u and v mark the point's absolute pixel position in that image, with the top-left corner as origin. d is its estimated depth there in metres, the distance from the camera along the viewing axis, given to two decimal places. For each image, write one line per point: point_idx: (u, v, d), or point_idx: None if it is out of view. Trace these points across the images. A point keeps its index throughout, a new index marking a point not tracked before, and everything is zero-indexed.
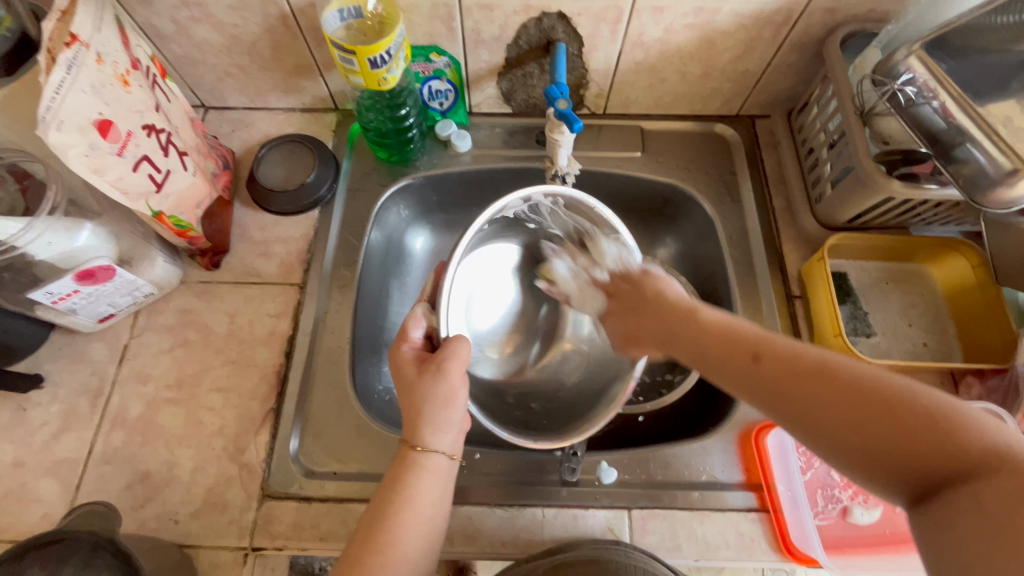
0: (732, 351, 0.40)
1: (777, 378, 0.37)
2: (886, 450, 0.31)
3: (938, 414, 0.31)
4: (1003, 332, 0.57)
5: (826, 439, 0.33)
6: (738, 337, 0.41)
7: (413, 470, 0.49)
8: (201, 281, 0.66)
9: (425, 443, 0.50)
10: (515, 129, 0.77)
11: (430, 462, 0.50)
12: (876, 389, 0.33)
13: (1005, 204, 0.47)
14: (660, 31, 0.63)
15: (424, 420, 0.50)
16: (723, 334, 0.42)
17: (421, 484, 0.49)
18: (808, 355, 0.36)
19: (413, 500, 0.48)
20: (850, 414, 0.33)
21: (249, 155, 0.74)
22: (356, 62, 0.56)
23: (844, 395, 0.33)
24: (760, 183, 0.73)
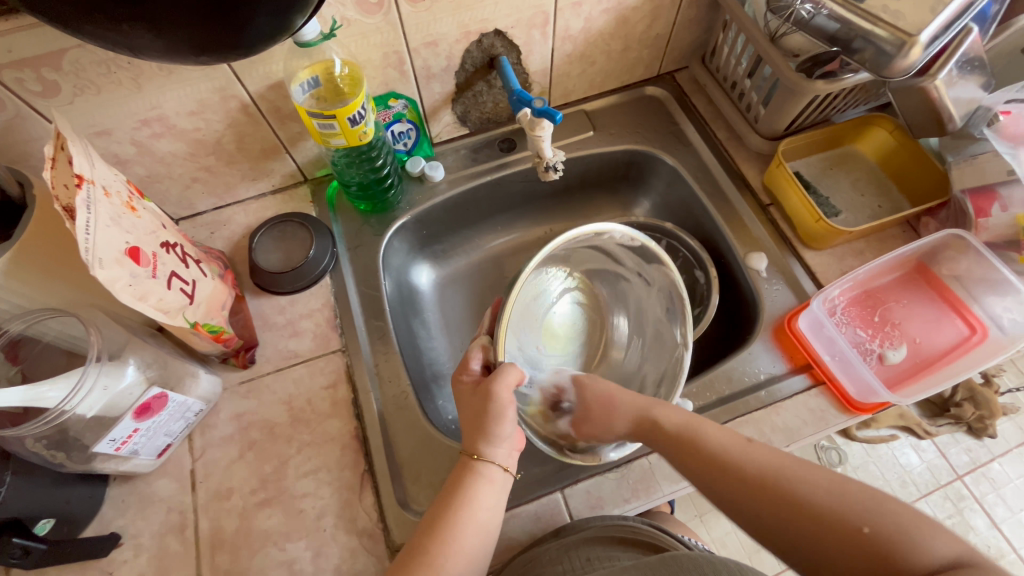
0: (743, 479, 0.52)
1: (749, 488, 0.51)
2: (829, 545, 0.46)
3: (877, 536, 0.44)
4: (933, 172, 0.69)
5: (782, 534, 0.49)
6: (744, 457, 0.53)
7: (471, 475, 0.54)
8: (243, 381, 0.65)
9: (483, 453, 0.55)
10: (477, 145, 0.83)
11: (487, 471, 0.54)
12: (832, 517, 0.46)
13: (905, 71, 0.57)
14: (582, 21, 0.71)
15: (481, 432, 0.55)
16: (731, 459, 0.53)
17: (478, 489, 0.53)
18: (772, 480, 0.50)
19: (471, 502, 0.52)
20: (816, 539, 0.46)
21: (238, 250, 0.74)
22: (337, 124, 0.60)
23: (806, 513, 0.47)
24: (699, 123, 0.83)
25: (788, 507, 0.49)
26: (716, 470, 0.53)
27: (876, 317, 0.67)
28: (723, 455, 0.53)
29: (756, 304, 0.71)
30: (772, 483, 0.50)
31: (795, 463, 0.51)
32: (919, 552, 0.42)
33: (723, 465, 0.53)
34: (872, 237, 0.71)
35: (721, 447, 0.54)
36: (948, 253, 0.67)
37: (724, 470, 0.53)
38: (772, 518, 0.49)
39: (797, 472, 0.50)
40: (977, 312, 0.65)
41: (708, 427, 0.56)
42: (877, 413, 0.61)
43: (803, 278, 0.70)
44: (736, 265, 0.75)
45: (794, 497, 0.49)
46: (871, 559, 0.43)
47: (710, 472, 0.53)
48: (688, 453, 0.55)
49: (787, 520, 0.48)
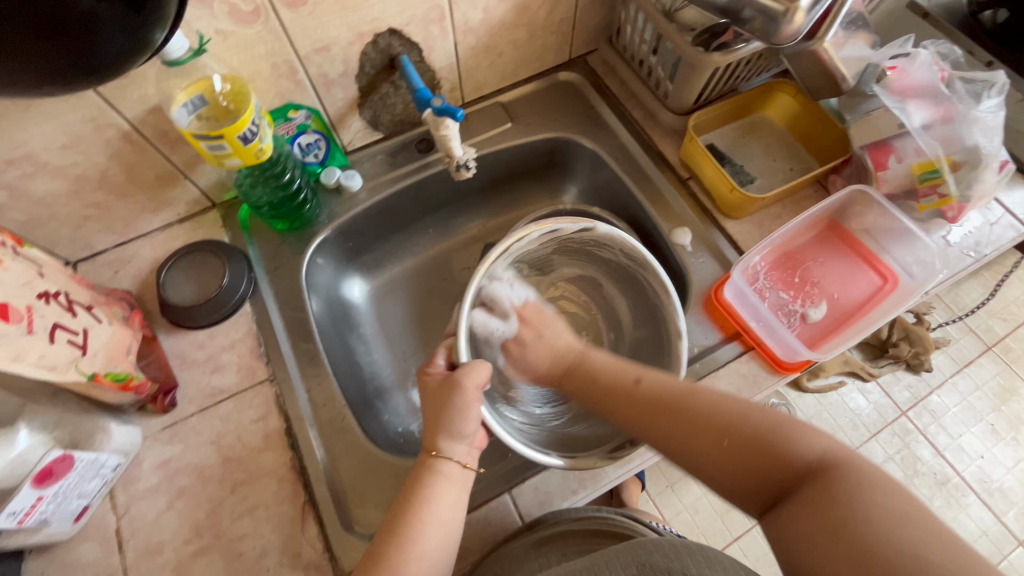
0: (636, 400, 0.54)
1: (649, 404, 0.53)
2: (718, 453, 0.48)
3: (762, 436, 0.46)
4: (835, 131, 0.72)
5: (679, 447, 0.50)
6: (637, 386, 0.55)
7: (428, 473, 0.53)
8: (166, 427, 0.61)
9: (442, 450, 0.54)
10: (394, 149, 0.80)
11: (446, 469, 0.53)
12: (724, 422, 0.48)
13: (792, 36, 0.58)
14: (481, 13, 0.69)
15: (442, 428, 0.54)
16: (623, 393, 0.56)
17: (436, 487, 0.52)
18: (673, 393, 0.52)
19: (431, 501, 0.51)
20: (703, 448, 0.49)
21: (147, 286, 0.69)
22: (227, 144, 0.56)
23: (699, 421, 0.50)
24: (616, 104, 0.83)
25: (677, 420, 0.51)
26: (613, 402, 0.56)
27: (796, 278, 0.69)
28: (618, 391, 0.57)
29: (685, 278, 0.72)
30: (666, 399, 0.52)
31: (690, 385, 0.53)
32: (796, 448, 0.45)
33: (626, 389, 0.56)
34: (787, 200, 0.73)
35: (619, 381, 0.57)
36: (856, 209, 0.69)
37: (620, 404, 0.55)
38: (668, 433, 0.51)
39: (690, 394, 0.52)
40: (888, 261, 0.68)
41: (610, 366, 0.60)
42: (803, 371, 0.63)
43: (726, 248, 0.71)
44: (663, 243, 0.76)
45: (692, 410, 0.50)
46: (753, 459, 0.46)
47: (615, 403, 0.56)
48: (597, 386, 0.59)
49: (676, 436, 0.50)
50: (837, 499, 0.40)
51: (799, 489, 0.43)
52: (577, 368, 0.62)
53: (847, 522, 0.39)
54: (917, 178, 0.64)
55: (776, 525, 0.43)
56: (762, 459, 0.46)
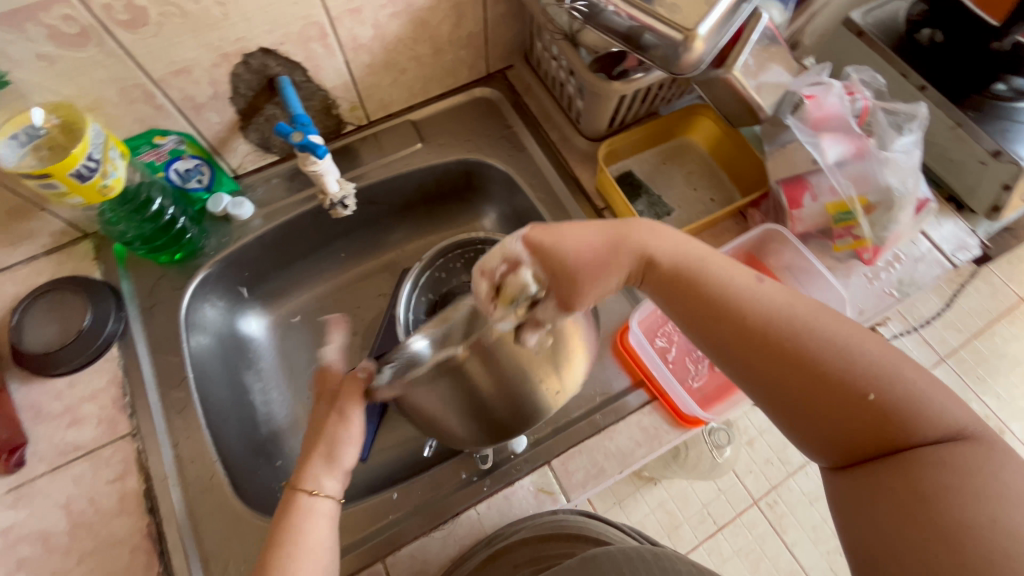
0: (740, 323, 0.45)
1: (755, 330, 0.44)
2: (817, 400, 0.42)
3: (894, 402, 0.40)
4: (755, 161, 0.68)
5: (770, 383, 0.44)
6: (761, 300, 0.45)
7: (301, 515, 0.46)
8: (11, 489, 0.56)
9: (316, 484, 0.47)
10: (291, 172, 0.74)
11: (320, 504, 0.47)
12: (846, 373, 0.41)
13: (696, 65, 0.53)
14: (370, 29, 0.63)
15: (316, 457, 0.48)
16: (743, 296, 0.46)
17: (311, 529, 0.46)
18: (801, 314, 0.44)
19: (303, 543, 0.45)
20: (808, 387, 0.42)
21: (3, 328, 0.63)
22: (59, 183, 0.50)
23: (812, 363, 0.42)
24: (533, 125, 0.77)
25: (791, 348, 0.43)
26: (710, 310, 0.46)
27: None
28: (732, 301, 0.46)
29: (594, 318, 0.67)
30: (788, 320, 0.44)
31: (822, 310, 0.44)
32: (921, 421, 0.39)
33: (736, 310, 0.45)
34: (706, 232, 0.69)
35: (724, 286, 0.46)
36: (773, 246, 0.66)
37: (722, 315, 0.46)
38: (757, 366, 0.44)
39: (819, 323, 0.43)
40: None
41: (743, 284, 0.46)
42: (704, 425, 0.60)
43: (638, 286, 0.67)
44: None
45: (804, 343, 0.43)
46: (861, 418, 0.40)
47: (708, 313, 0.46)
48: (695, 295, 0.47)
49: (778, 365, 0.43)
50: (951, 479, 0.37)
51: (911, 450, 0.39)
52: (659, 257, 0.48)
53: (945, 490, 0.37)
54: (833, 218, 0.62)
55: (857, 486, 0.41)
56: (883, 420, 0.40)
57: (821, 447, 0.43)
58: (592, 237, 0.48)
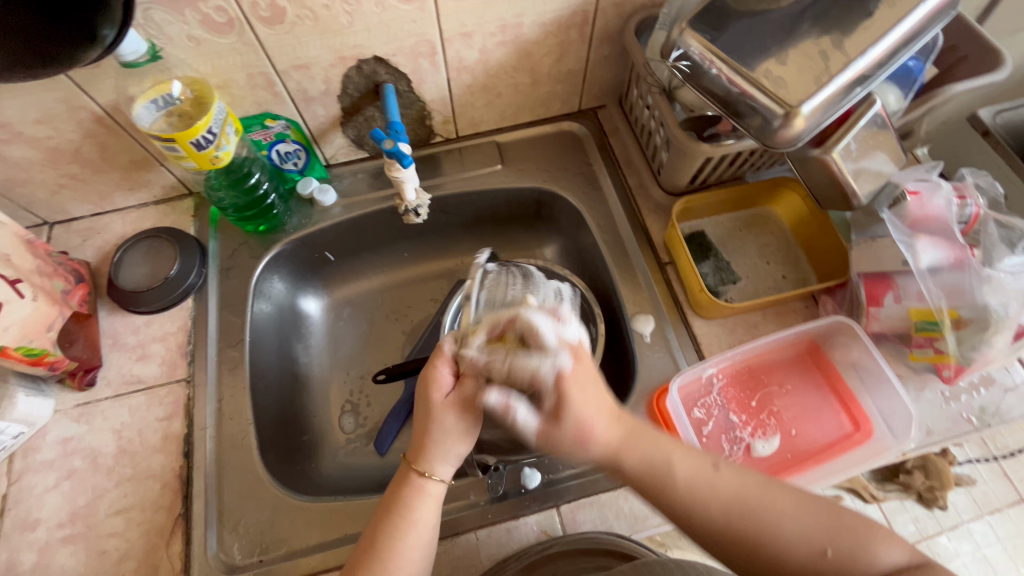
0: (698, 522, 0.43)
1: (721, 532, 0.42)
2: None
3: (849, 560, 0.40)
4: (838, 248, 0.64)
5: (749, 568, 0.42)
6: (711, 491, 0.43)
7: (414, 494, 0.47)
8: (78, 404, 0.63)
9: (431, 470, 0.48)
10: (377, 170, 0.78)
11: (433, 489, 0.48)
12: (809, 559, 0.40)
13: (792, 142, 0.52)
14: (477, 53, 0.66)
15: (434, 447, 0.48)
16: (700, 487, 0.43)
17: (422, 509, 0.47)
18: (750, 500, 0.42)
19: (415, 524, 0.47)
20: (782, 575, 0.41)
21: (106, 261, 0.71)
22: (180, 148, 0.56)
23: (781, 553, 0.41)
24: (614, 167, 0.78)
25: (752, 552, 0.41)
26: (676, 514, 0.43)
27: (754, 402, 0.62)
28: (685, 506, 0.43)
29: (634, 371, 0.65)
30: (739, 511, 0.42)
31: (762, 484, 0.43)
32: (868, 560, 0.40)
33: (680, 497, 0.43)
34: (770, 309, 0.66)
35: (678, 484, 0.43)
36: (840, 338, 0.62)
37: (684, 519, 0.43)
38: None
39: (762, 504, 0.42)
40: (866, 407, 0.60)
41: (694, 479, 0.43)
42: None
43: (686, 349, 0.65)
44: (625, 326, 0.69)
45: (758, 541, 0.41)
46: None
47: (654, 502, 0.44)
48: (650, 486, 0.44)
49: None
50: None
51: None
52: (632, 442, 0.45)
53: None
54: (915, 325, 0.56)
55: None
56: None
57: None
58: (607, 414, 0.46)
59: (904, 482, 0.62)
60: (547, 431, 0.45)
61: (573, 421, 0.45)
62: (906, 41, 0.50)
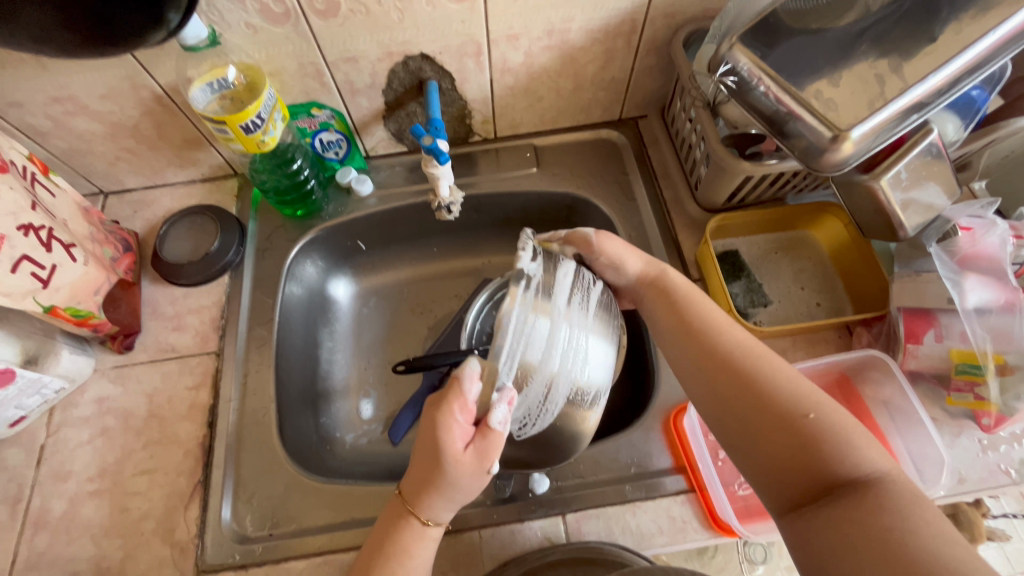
0: (709, 357, 0.48)
1: (723, 386, 0.47)
2: (762, 418, 0.44)
3: (822, 437, 0.41)
4: (878, 279, 0.61)
5: (727, 425, 0.46)
6: (722, 347, 0.48)
7: (414, 540, 0.49)
8: (115, 367, 0.66)
9: (434, 518, 0.49)
10: (414, 165, 0.80)
11: (433, 532, 0.50)
12: (785, 418, 0.43)
13: (838, 166, 0.50)
14: (522, 56, 0.67)
15: (440, 500, 0.48)
16: (714, 329, 0.50)
17: (420, 552, 0.49)
18: (750, 362, 0.46)
19: (415, 566, 0.48)
20: (753, 435, 0.44)
21: (153, 233, 0.75)
22: (230, 130, 0.58)
23: (764, 411, 0.44)
24: (650, 179, 0.77)
25: (742, 390, 0.45)
26: (686, 329, 0.51)
27: None
28: (701, 334, 0.50)
29: (652, 386, 0.65)
30: (738, 366, 0.47)
31: (774, 354, 0.47)
32: (841, 455, 0.40)
33: (706, 345, 0.49)
34: (800, 336, 0.64)
35: (705, 322, 0.50)
36: (872, 374, 0.59)
37: (697, 337, 0.50)
38: (721, 394, 0.47)
39: (770, 368, 0.46)
40: (894, 447, 0.57)
41: (720, 320, 0.50)
42: (737, 538, 0.55)
43: None
44: (648, 340, 0.68)
45: (745, 373, 0.46)
46: (792, 436, 0.42)
47: (677, 339, 0.51)
48: (684, 330, 0.51)
49: (733, 395, 0.46)
50: (875, 519, 0.37)
51: (836, 489, 0.39)
52: (683, 305, 0.52)
53: (890, 533, 0.36)
54: (955, 367, 0.54)
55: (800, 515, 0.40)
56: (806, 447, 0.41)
57: (774, 498, 0.43)
58: (641, 258, 0.56)
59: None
60: (667, 284, 0.54)
61: (685, 283, 0.54)
62: (971, 69, 0.48)
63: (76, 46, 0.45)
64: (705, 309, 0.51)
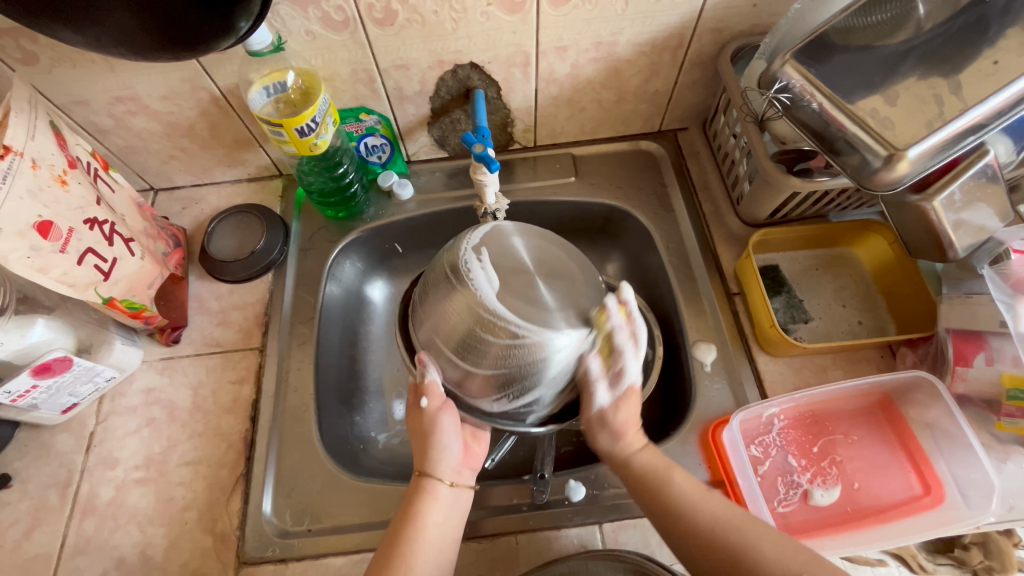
0: (688, 522, 0.50)
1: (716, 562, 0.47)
2: None
3: None
4: (925, 299, 0.61)
5: None
6: (698, 506, 0.50)
7: (419, 495, 0.53)
8: (162, 358, 0.68)
9: (429, 470, 0.54)
10: (454, 171, 0.81)
11: (436, 487, 0.53)
12: None
13: (891, 185, 0.50)
14: (568, 67, 0.68)
15: (424, 448, 0.54)
16: (691, 501, 0.51)
17: (427, 509, 0.52)
18: (729, 522, 0.49)
19: (421, 520, 0.51)
20: None
21: (200, 230, 0.77)
22: (285, 133, 0.60)
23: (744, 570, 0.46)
24: (689, 191, 0.77)
25: (719, 557, 0.47)
26: (641, 483, 0.53)
27: (816, 448, 0.60)
28: (676, 509, 0.51)
29: (689, 399, 0.64)
30: (712, 529, 0.48)
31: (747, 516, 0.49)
32: None
33: (660, 487, 0.52)
34: (841, 354, 0.63)
35: (664, 479, 0.52)
36: (917, 396, 0.58)
37: (678, 519, 0.50)
38: (701, 553, 0.48)
39: (744, 530, 0.48)
40: (939, 471, 0.56)
41: (690, 493, 0.51)
42: None
43: (748, 385, 0.63)
44: (686, 353, 0.68)
45: (713, 535, 0.48)
46: None
47: (638, 487, 0.53)
48: (643, 482, 0.53)
49: (724, 575, 0.47)
50: None
51: None
52: (648, 493, 0.52)
53: None
54: (1005, 391, 0.53)
55: None
56: None
57: None
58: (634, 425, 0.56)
59: (959, 557, 0.53)
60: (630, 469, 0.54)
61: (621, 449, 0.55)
62: None
63: (154, 52, 0.47)
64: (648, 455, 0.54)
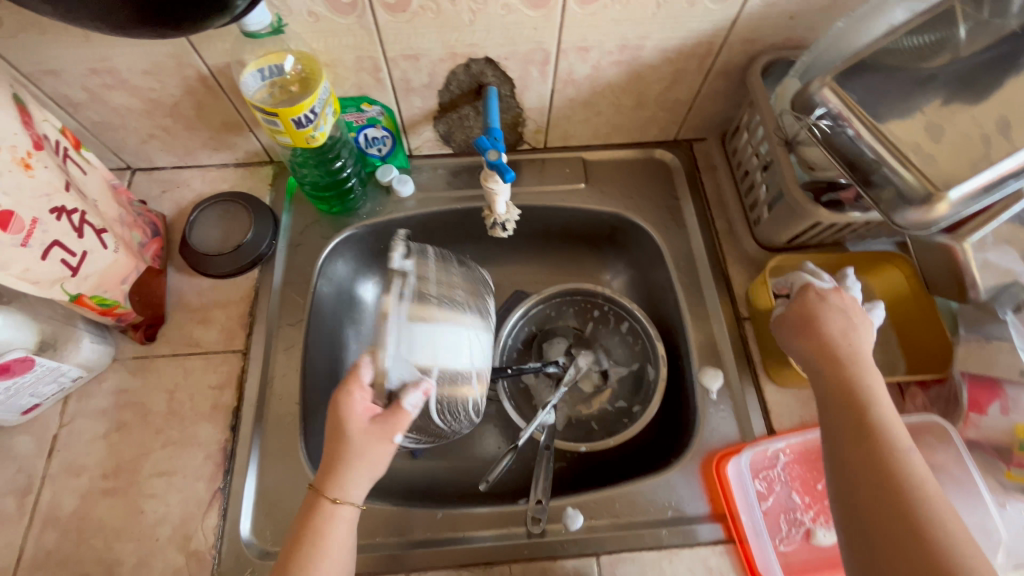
0: (863, 439, 0.43)
1: (881, 481, 0.41)
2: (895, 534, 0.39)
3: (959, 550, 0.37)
4: (939, 339, 0.59)
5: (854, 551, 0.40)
6: (884, 427, 0.44)
7: (323, 519, 0.46)
8: (135, 357, 0.63)
9: (338, 493, 0.46)
10: (457, 169, 0.76)
11: (344, 511, 0.47)
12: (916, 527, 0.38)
13: (926, 225, 0.47)
14: (588, 69, 0.63)
15: (337, 469, 0.46)
16: (883, 426, 0.43)
17: (333, 535, 0.46)
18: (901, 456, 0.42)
19: (324, 549, 0.45)
20: (888, 520, 0.39)
21: (181, 218, 0.71)
22: (280, 123, 0.55)
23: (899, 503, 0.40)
24: (702, 206, 0.74)
25: (885, 483, 0.41)
26: (845, 395, 0.46)
27: (821, 485, 0.58)
28: (869, 421, 0.44)
29: (693, 427, 0.62)
30: (887, 462, 0.41)
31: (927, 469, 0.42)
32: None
33: (859, 396, 0.46)
34: None
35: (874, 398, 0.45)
36: (926, 438, 0.56)
37: (859, 429, 0.44)
38: (858, 474, 0.42)
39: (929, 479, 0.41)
40: None
41: (889, 417, 0.44)
42: None
43: (754, 416, 0.62)
44: (691, 378, 0.65)
45: (886, 456, 0.42)
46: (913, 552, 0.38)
47: (843, 393, 0.46)
48: (845, 393, 0.46)
49: (875, 499, 0.40)
50: None
51: None
52: (844, 398, 0.46)
53: None
54: (1017, 442, 0.52)
55: None
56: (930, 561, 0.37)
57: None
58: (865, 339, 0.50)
59: None
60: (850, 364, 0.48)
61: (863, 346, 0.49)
62: None
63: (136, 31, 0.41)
64: (874, 373, 0.47)
